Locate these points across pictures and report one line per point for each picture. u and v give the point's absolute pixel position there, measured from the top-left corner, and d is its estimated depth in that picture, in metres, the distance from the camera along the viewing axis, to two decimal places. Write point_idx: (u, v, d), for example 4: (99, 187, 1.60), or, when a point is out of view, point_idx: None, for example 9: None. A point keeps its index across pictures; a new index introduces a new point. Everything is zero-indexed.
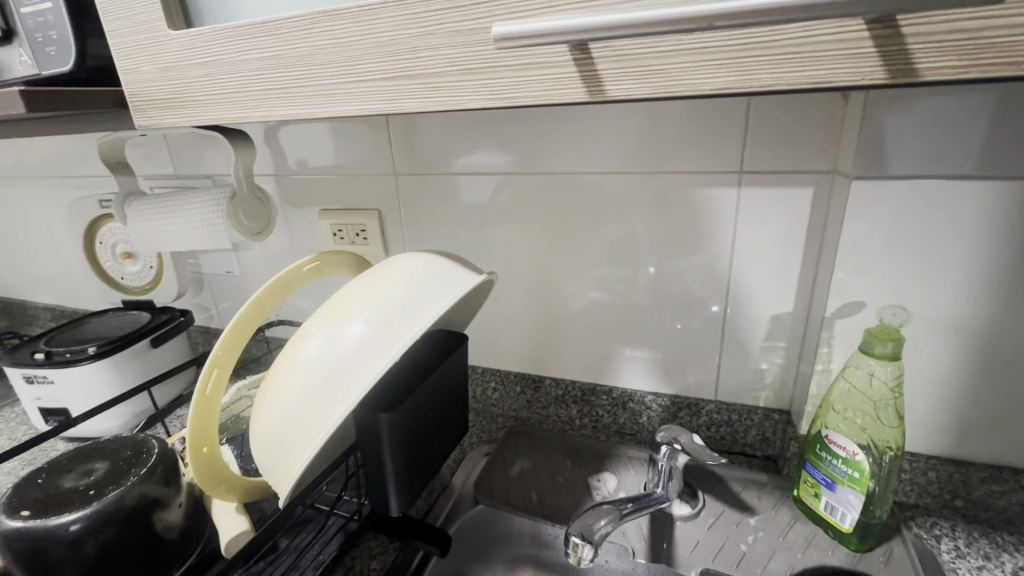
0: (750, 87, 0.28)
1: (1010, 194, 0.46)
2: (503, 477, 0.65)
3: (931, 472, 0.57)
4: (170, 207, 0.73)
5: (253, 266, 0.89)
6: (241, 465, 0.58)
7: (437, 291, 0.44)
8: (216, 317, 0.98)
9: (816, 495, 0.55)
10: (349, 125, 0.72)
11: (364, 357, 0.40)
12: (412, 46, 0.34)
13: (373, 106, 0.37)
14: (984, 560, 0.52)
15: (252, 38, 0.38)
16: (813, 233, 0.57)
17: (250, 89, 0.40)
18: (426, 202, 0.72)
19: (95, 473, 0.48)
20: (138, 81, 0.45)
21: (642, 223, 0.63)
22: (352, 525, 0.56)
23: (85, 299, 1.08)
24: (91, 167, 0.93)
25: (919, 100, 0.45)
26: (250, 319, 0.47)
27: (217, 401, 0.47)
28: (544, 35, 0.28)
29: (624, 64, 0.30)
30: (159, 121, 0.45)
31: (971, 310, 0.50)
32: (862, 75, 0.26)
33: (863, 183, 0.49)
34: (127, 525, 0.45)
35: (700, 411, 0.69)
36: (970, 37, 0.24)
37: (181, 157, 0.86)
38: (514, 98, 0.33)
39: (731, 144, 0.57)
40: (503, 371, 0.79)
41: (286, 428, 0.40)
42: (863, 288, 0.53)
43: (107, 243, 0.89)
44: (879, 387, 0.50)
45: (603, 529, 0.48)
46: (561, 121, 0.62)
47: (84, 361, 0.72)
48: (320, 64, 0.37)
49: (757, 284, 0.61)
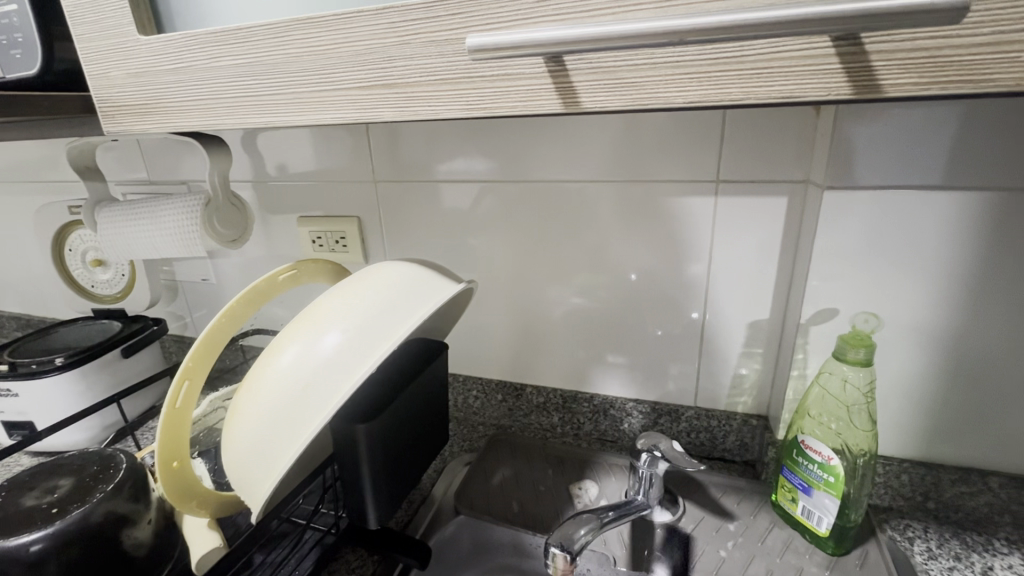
0: (722, 101, 0.29)
1: (972, 203, 0.47)
2: (484, 486, 0.65)
3: (903, 475, 0.58)
4: (143, 214, 0.72)
5: (230, 273, 0.87)
6: (214, 479, 0.56)
7: (416, 300, 0.43)
8: (191, 326, 0.96)
9: (793, 500, 0.55)
10: (329, 131, 0.71)
11: (341, 366, 0.39)
12: (388, 55, 0.34)
13: (349, 114, 0.36)
14: (954, 561, 0.53)
15: (225, 45, 0.38)
16: (788, 239, 0.58)
17: (222, 96, 0.39)
18: (407, 209, 0.72)
19: (59, 489, 0.47)
20: (106, 87, 0.43)
21: (621, 231, 0.64)
22: (329, 539, 0.56)
23: (54, 307, 1.05)
24: (61, 172, 0.91)
25: (887, 112, 0.46)
26: (223, 328, 0.46)
27: (188, 414, 0.46)
28: (520, 46, 0.28)
29: (599, 76, 0.30)
30: (129, 128, 0.44)
31: (938, 316, 0.52)
32: (829, 90, 0.27)
33: (834, 193, 0.50)
34: (92, 543, 0.44)
35: (680, 417, 0.69)
36: (930, 55, 0.25)
37: (155, 162, 0.84)
38: (490, 108, 0.33)
39: (709, 153, 0.57)
40: (485, 379, 0.79)
41: (259, 441, 0.39)
42: (836, 294, 0.54)
43: (76, 250, 0.86)
44: (853, 393, 0.51)
45: (583, 538, 0.48)
46: (542, 130, 0.63)
47: (51, 373, 0.69)
48: (294, 72, 0.37)
49: (735, 292, 0.62)
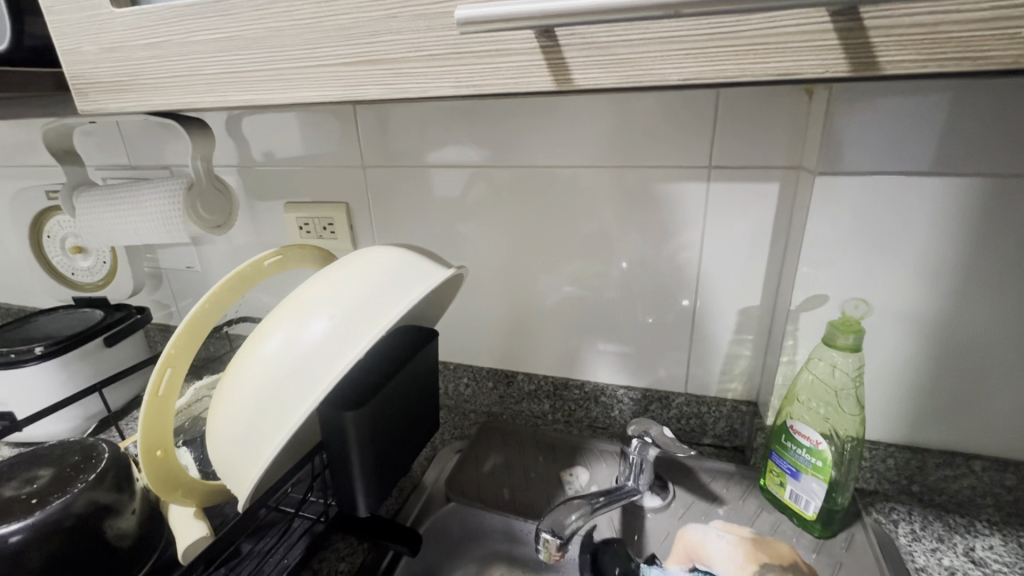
0: (717, 78, 0.28)
1: (964, 189, 0.47)
2: (475, 474, 0.65)
3: (889, 459, 0.59)
4: (123, 200, 0.70)
5: (215, 260, 0.86)
6: (200, 468, 0.55)
7: (405, 286, 0.43)
8: (177, 314, 0.94)
9: (781, 484, 0.56)
10: (315, 114, 0.69)
11: (330, 352, 0.38)
12: (375, 30, 0.33)
13: (335, 91, 0.35)
14: (937, 542, 0.54)
15: (203, 18, 0.36)
16: (779, 226, 0.58)
17: (202, 72, 0.38)
18: (396, 195, 0.71)
19: (39, 480, 0.46)
20: (79, 63, 0.42)
21: (615, 217, 0.63)
22: (319, 527, 0.55)
23: (33, 296, 1.02)
24: (39, 155, 0.88)
25: (879, 98, 0.46)
26: (206, 315, 0.45)
27: (171, 402, 0.45)
28: (510, 19, 0.27)
29: (592, 52, 0.29)
30: (105, 106, 0.43)
31: (926, 302, 0.52)
32: (826, 67, 0.26)
33: (826, 178, 0.50)
34: (73, 534, 0.43)
35: (670, 404, 0.69)
36: (929, 31, 0.25)
37: (135, 146, 0.81)
38: (480, 86, 0.32)
39: (702, 138, 0.57)
40: (475, 367, 0.78)
41: (245, 429, 0.39)
42: (826, 281, 0.54)
43: (55, 236, 0.84)
44: (842, 378, 0.51)
45: (574, 524, 0.48)
46: (534, 115, 0.62)
47: (30, 363, 0.67)
48: (277, 48, 0.35)
49: (727, 278, 0.62)
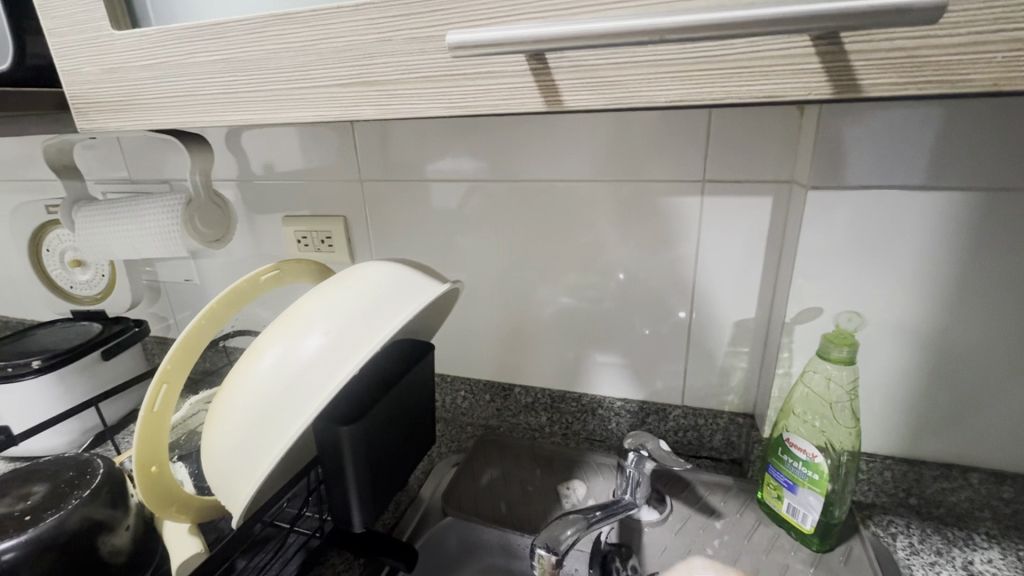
0: (703, 100, 0.29)
1: (954, 204, 0.48)
2: (472, 486, 0.64)
3: (886, 472, 0.59)
4: (122, 214, 0.70)
5: (214, 273, 0.86)
6: (195, 482, 0.55)
7: (401, 302, 0.43)
8: (174, 327, 0.94)
9: (778, 498, 0.56)
10: (314, 129, 0.70)
11: (325, 367, 0.39)
12: (370, 52, 0.33)
13: (329, 111, 0.36)
14: (935, 556, 0.54)
15: (201, 40, 0.37)
16: (774, 237, 0.58)
17: (200, 92, 0.39)
18: (394, 209, 0.71)
19: (33, 497, 0.46)
20: (79, 83, 0.42)
21: (610, 229, 0.64)
22: (314, 542, 0.55)
23: (32, 309, 1.03)
24: (39, 170, 0.89)
25: (869, 113, 0.47)
26: (203, 331, 0.45)
27: (166, 418, 0.45)
28: (500, 45, 0.28)
29: (581, 75, 0.30)
30: (104, 125, 0.43)
31: (921, 314, 0.52)
32: (809, 90, 0.27)
33: (818, 192, 0.50)
34: (67, 551, 0.43)
35: (667, 416, 0.69)
36: (907, 55, 0.25)
37: (136, 161, 0.82)
38: (473, 106, 0.33)
39: (696, 153, 0.58)
40: (473, 379, 0.78)
41: (241, 445, 0.39)
42: (821, 293, 0.54)
43: (54, 250, 0.84)
44: (836, 390, 0.51)
45: (570, 538, 0.48)
46: (530, 129, 0.62)
47: (27, 376, 0.67)
48: (273, 69, 0.36)
49: (724, 290, 0.62)
